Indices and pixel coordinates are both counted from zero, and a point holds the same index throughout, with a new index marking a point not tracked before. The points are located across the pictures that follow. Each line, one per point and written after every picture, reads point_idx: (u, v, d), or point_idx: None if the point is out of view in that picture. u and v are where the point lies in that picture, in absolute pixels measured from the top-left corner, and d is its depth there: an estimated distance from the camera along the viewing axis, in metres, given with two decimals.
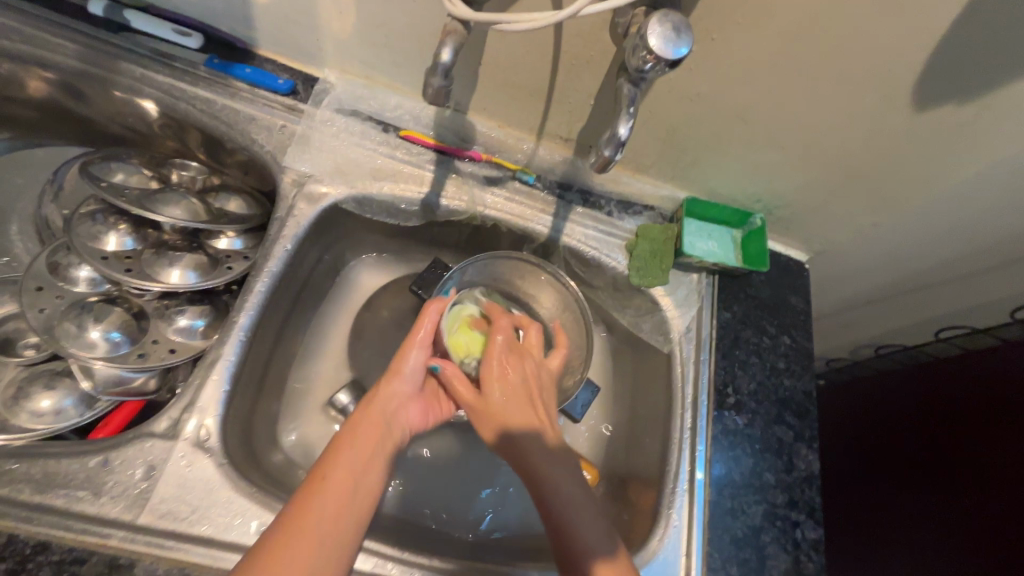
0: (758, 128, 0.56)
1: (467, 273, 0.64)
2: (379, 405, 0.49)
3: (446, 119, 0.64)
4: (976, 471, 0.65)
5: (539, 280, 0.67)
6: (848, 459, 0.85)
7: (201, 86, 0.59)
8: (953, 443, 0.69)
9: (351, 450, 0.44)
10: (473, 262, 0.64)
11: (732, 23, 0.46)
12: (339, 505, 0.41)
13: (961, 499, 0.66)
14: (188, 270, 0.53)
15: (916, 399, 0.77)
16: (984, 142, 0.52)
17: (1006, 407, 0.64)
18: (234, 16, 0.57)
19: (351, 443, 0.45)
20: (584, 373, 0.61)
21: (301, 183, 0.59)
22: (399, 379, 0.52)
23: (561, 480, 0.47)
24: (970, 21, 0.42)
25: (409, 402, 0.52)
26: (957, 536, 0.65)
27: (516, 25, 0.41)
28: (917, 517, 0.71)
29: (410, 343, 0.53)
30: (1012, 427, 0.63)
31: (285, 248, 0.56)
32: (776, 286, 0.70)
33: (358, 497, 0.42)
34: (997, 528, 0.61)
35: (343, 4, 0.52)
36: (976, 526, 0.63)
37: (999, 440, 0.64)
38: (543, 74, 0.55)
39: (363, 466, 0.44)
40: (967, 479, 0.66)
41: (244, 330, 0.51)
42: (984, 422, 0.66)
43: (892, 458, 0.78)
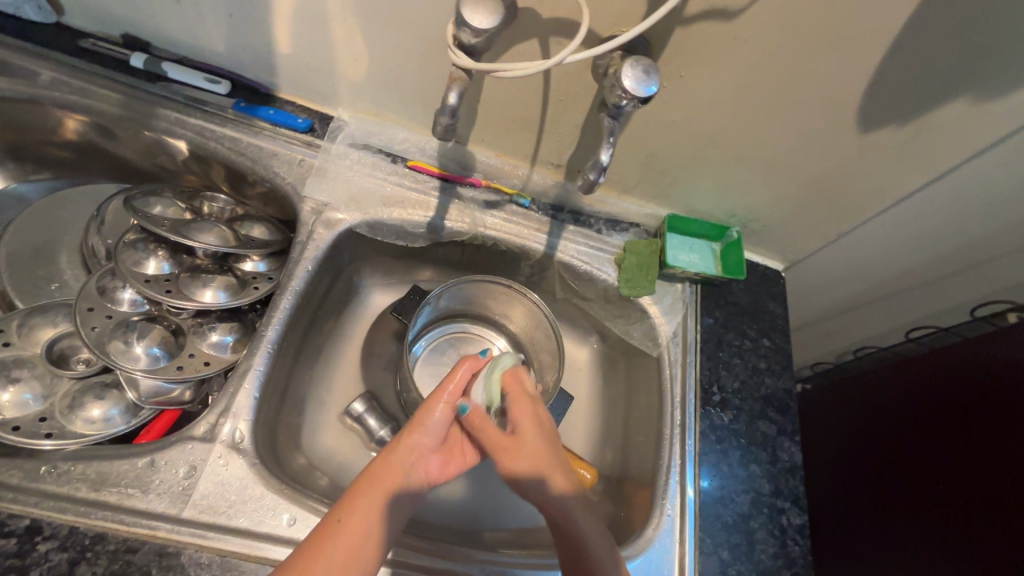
0: (725, 151, 0.63)
1: (443, 300, 0.71)
2: (399, 458, 0.49)
3: (448, 150, 0.71)
4: (949, 457, 0.70)
5: (508, 302, 0.72)
6: (833, 455, 0.90)
7: (229, 127, 0.65)
8: (928, 433, 0.74)
9: (367, 495, 0.46)
10: (445, 291, 0.69)
11: (697, 64, 0.53)
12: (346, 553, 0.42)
13: (939, 484, 0.70)
14: (220, 290, 0.59)
15: (895, 395, 0.82)
16: (923, 159, 0.59)
17: (975, 395, 0.69)
18: (259, 64, 0.65)
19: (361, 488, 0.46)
20: (559, 376, 0.67)
21: (319, 211, 0.65)
22: (422, 433, 0.51)
23: (582, 526, 0.50)
24: (891, 58, 0.49)
25: (429, 455, 0.51)
26: (937, 518, 0.69)
27: (513, 73, 0.47)
28: (900, 506, 0.75)
29: (438, 397, 0.53)
30: (982, 414, 0.68)
31: (306, 269, 0.62)
32: (754, 293, 0.77)
33: (367, 545, 0.44)
34: (969, 507, 0.66)
35: (358, 54, 0.60)
36: (953, 508, 0.68)
37: (969, 426, 0.68)
38: (535, 107, 0.62)
39: (378, 516, 0.45)
40: (942, 466, 0.70)
41: (272, 343, 0.57)
42: (953, 412, 0.71)
43: (875, 452, 0.82)
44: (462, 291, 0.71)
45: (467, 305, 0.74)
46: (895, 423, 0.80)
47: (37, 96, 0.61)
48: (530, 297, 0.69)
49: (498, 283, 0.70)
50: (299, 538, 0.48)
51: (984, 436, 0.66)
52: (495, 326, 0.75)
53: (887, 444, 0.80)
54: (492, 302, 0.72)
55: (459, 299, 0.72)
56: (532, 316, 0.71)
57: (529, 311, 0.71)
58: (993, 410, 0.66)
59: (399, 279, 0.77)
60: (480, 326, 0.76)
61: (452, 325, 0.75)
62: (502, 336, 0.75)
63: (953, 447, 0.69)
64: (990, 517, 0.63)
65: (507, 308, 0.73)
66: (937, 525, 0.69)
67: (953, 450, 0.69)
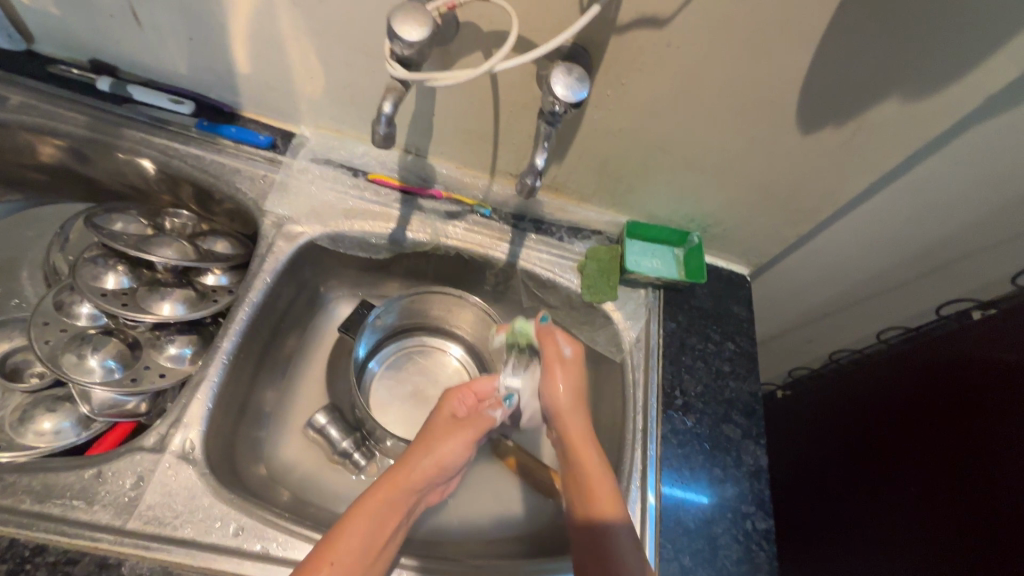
0: (676, 156, 0.64)
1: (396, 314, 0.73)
2: (421, 475, 0.55)
3: (409, 163, 0.72)
4: (951, 462, 0.68)
5: (455, 309, 0.74)
6: (838, 466, 0.88)
7: (193, 146, 0.67)
8: (926, 437, 0.73)
9: (378, 518, 0.50)
10: (393, 305, 0.71)
11: (635, 71, 0.55)
12: (357, 573, 0.46)
13: (946, 489, 0.68)
14: (178, 303, 0.60)
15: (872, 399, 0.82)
16: (867, 157, 0.59)
17: (969, 395, 0.69)
18: (221, 84, 0.67)
19: (375, 509, 0.50)
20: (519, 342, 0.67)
21: (280, 225, 0.67)
22: (449, 457, 0.58)
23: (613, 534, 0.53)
24: (819, 58, 0.51)
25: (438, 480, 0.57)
26: (947, 525, 0.67)
27: (445, 81, 0.48)
28: (905, 513, 0.74)
29: (468, 433, 0.60)
30: (978, 415, 0.67)
31: (264, 281, 0.63)
32: (719, 297, 0.77)
33: (366, 562, 0.47)
34: (973, 511, 0.64)
35: (313, 70, 0.62)
36: (960, 514, 0.66)
37: (966, 428, 0.68)
38: (487, 118, 0.63)
39: (383, 539, 0.49)
40: (946, 471, 0.69)
41: (227, 354, 0.58)
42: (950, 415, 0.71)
43: (875, 460, 0.81)
44: (411, 306, 0.73)
45: (420, 318, 0.75)
46: (892, 429, 0.79)
47: (4, 120, 0.63)
48: (472, 300, 0.72)
49: (447, 294, 0.72)
50: (245, 548, 0.48)
51: (981, 437, 0.65)
52: (446, 333, 0.77)
53: (887, 451, 0.79)
54: (443, 313, 0.75)
55: (411, 315, 0.74)
56: (479, 320, 0.74)
57: (477, 315, 0.74)
58: (990, 410, 0.65)
59: (365, 292, 0.78)
60: (435, 336, 0.77)
61: (409, 338, 0.76)
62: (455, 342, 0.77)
63: (952, 449, 0.69)
64: (996, 520, 0.61)
65: (455, 315, 0.75)
66: (946, 530, 0.67)
67: (953, 454, 0.68)
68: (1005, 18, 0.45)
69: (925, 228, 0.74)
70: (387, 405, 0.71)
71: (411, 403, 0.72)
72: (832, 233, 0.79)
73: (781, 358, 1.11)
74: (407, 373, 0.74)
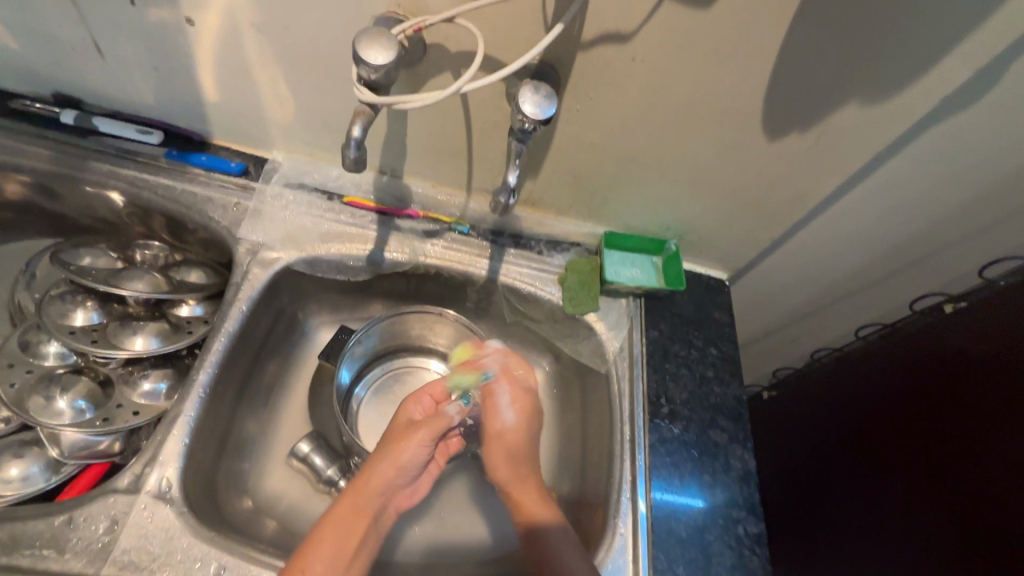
0: (648, 168, 0.65)
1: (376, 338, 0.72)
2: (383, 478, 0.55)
3: (384, 184, 0.72)
4: (949, 455, 0.69)
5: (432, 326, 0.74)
6: (833, 464, 0.89)
7: (162, 175, 0.66)
8: (922, 431, 0.74)
9: (338, 528, 0.51)
10: (371, 330, 0.70)
11: (603, 87, 0.55)
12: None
13: (945, 482, 0.69)
14: (151, 337, 0.59)
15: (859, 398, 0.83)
16: (833, 161, 0.61)
17: (958, 390, 0.70)
18: (190, 113, 0.66)
19: (341, 518, 0.52)
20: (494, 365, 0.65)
21: (255, 252, 0.66)
22: (408, 450, 0.57)
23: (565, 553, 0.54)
24: (780, 69, 0.52)
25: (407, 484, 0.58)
26: (946, 519, 0.68)
27: (413, 104, 0.48)
28: (902, 508, 0.74)
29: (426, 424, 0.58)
30: (973, 408, 0.67)
31: (240, 310, 0.62)
32: (699, 303, 0.77)
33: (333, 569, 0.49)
34: (974, 505, 0.65)
35: (283, 97, 0.62)
36: (959, 508, 0.67)
37: (962, 421, 0.68)
38: (460, 138, 0.64)
39: (343, 544, 0.51)
40: (942, 466, 0.70)
41: (204, 386, 0.56)
42: (941, 409, 0.72)
43: (867, 457, 0.82)
44: (392, 326, 0.72)
45: (399, 341, 0.75)
46: (885, 425, 0.80)
47: None
48: (451, 315, 0.71)
49: (428, 312, 0.72)
50: None
51: (977, 431, 0.66)
52: (425, 351, 0.76)
53: (881, 447, 0.80)
54: (420, 331, 0.74)
55: (393, 336, 0.74)
56: (457, 331, 0.74)
57: (454, 328, 0.73)
58: (986, 403, 0.66)
59: (346, 315, 0.77)
60: (415, 356, 0.76)
61: (389, 362, 0.75)
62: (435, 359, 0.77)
63: (950, 443, 0.69)
64: (996, 511, 0.62)
65: (432, 331, 0.74)
66: (944, 524, 0.68)
67: (951, 446, 0.69)
68: (953, 23, 0.47)
69: (893, 225, 0.76)
70: (372, 430, 0.70)
71: None
72: (806, 235, 0.80)
73: (765, 359, 1.12)
74: (392, 396, 0.73)
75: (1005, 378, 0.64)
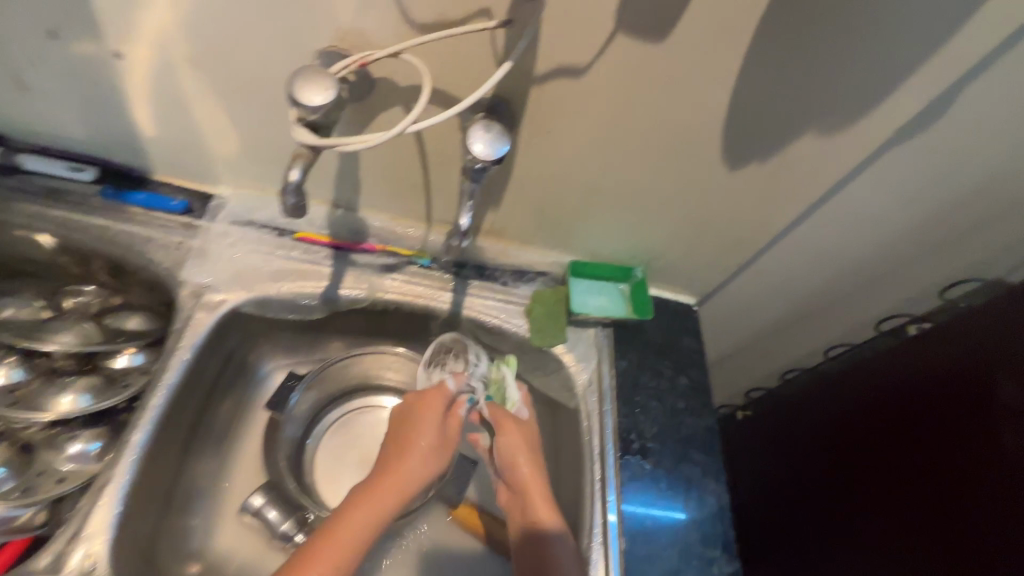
0: (610, 198, 0.63)
1: (328, 379, 0.69)
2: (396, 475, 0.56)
3: (339, 218, 0.69)
4: (924, 478, 0.68)
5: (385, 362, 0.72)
6: (812, 488, 0.87)
7: (96, 215, 0.62)
8: (899, 458, 0.72)
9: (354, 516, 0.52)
10: (321, 372, 0.68)
11: (559, 119, 0.54)
12: (357, 554, 0.50)
13: (924, 517, 0.67)
14: (81, 393, 0.54)
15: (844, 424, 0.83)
16: (793, 191, 0.61)
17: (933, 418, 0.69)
18: (126, 148, 0.62)
19: (370, 508, 0.53)
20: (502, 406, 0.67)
21: (199, 294, 0.62)
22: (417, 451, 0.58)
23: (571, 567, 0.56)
24: (735, 102, 0.51)
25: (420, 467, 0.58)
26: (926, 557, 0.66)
27: (355, 145, 0.44)
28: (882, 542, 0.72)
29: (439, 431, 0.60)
30: (947, 433, 0.66)
31: (182, 359, 0.57)
32: (668, 329, 0.76)
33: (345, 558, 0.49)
34: (955, 544, 0.63)
35: (226, 131, 0.59)
36: (939, 545, 0.65)
37: (938, 450, 0.67)
38: (416, 170, 0.61)
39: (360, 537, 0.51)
40: (921, 500, 0.68)
41: (138, 447, 0.52)
42: (916, 437, 0.70)
43: (844, 480, 0.81)
44: (347, 367, 0.70)
45: (353, 382, 0.72)
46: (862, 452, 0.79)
47: None
48: (400, 352, 0.72)
49: (384, 351, 0.72)
50: None
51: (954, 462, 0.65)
52: (379, 389, 0.73)
53: (857, 470, 0.79)
54: (373, 370, 0.72)
55: (348, 375, 0.71)
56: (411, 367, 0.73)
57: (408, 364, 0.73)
58: (962, 433, 0.65)
59: (304, 354, 0.73)
60: (368, 396, 0.72)
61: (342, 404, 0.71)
62: (389, 397, 0.73)
63: (926, 472, 0.68)
64: (977, 550, 0.60)
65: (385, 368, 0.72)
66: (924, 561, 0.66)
67: (929, 473, 0.68)
68: (905, 56, 0.47)
69: (857, 246, 0.76)
70: (330, 477, 0.67)
71: (359, 471, 0.68)
72: (772, 257, 0.80)
73: (739, 376, 1.12)
74: (352, 438, 0.70)
75: (981, 400, 0.64)
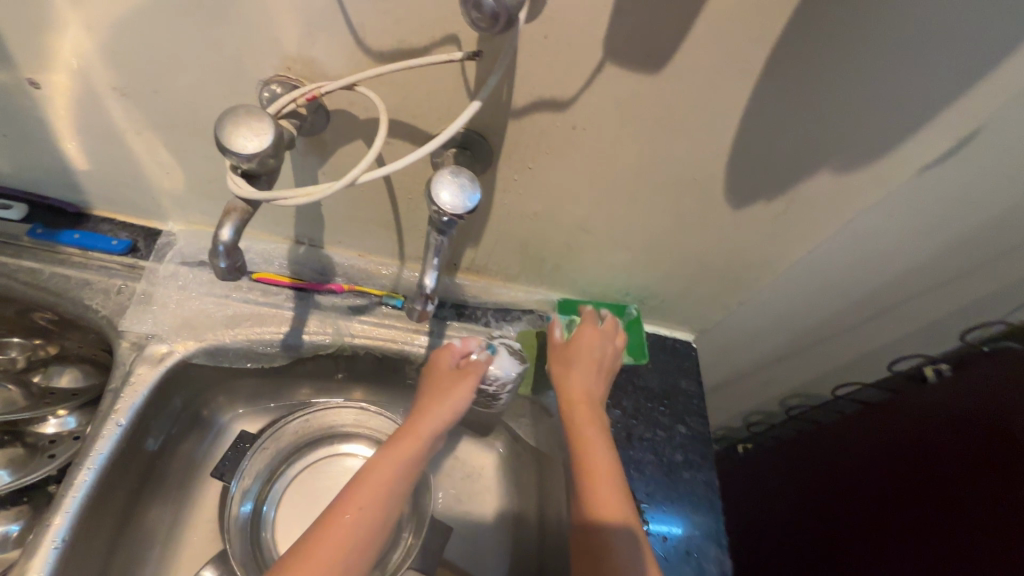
0: (600, 236, 0.57)
1: (286, 434, 0.62)
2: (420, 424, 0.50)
3: (301, 255, 0.63)
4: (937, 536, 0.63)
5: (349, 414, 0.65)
6: (823, 543, 0.80)
7: (25, 258, 0.55)
8: (911, 513, 0.67)
9: (377, 473, 0.46)
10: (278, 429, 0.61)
11: (541, 155, 0.48)
12: (380, 514, 0.44)
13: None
14: (1, 468, 0.50)
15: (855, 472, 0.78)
16: (800, 230, 0.55)
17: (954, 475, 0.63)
18: (59, 183, 0.56)
19: (391, 460, 0.47)
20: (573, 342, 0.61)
21: (141, 345, 0.55)
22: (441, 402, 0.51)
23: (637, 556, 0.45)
24: (739, 139, 0.45)
25: (443, 416, 0.51)
26: None
27: (296, 199, 0.37)
28: None
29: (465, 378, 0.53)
30: (969, 492, 0.61)
31: (117, 426, 0.51)
32: (664, 372, 0.70)
33: (366, 521, 0.43)
34: None
35: (168, 166, 0.52)
36: None
37: (955, 508, 0.62)
38: (384, 207, 0.55)
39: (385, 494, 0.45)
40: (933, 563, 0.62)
41: (58, 538, 0.46)
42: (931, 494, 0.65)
43: (856, 534, 0.74)
44: (309, 420, 0.63)
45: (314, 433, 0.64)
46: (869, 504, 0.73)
47: None
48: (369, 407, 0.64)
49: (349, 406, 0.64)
50: None
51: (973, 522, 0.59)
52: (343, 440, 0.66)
53: (867, 521, 0.73)
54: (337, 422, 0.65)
55: (308, 428, 0.64)
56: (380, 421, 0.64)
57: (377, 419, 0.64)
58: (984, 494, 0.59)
59: (266, 403, 0.66)
60: (330, 447, 0.65)
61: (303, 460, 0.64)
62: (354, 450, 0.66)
63: (940, 531, 0.62)
64: None
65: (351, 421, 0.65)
66: None
67: (943, 532, 0.62)
68: (935, 92, 0.41)
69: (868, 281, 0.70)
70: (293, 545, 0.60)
71: None
72: None
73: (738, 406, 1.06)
74: (318, 499, 0.62)
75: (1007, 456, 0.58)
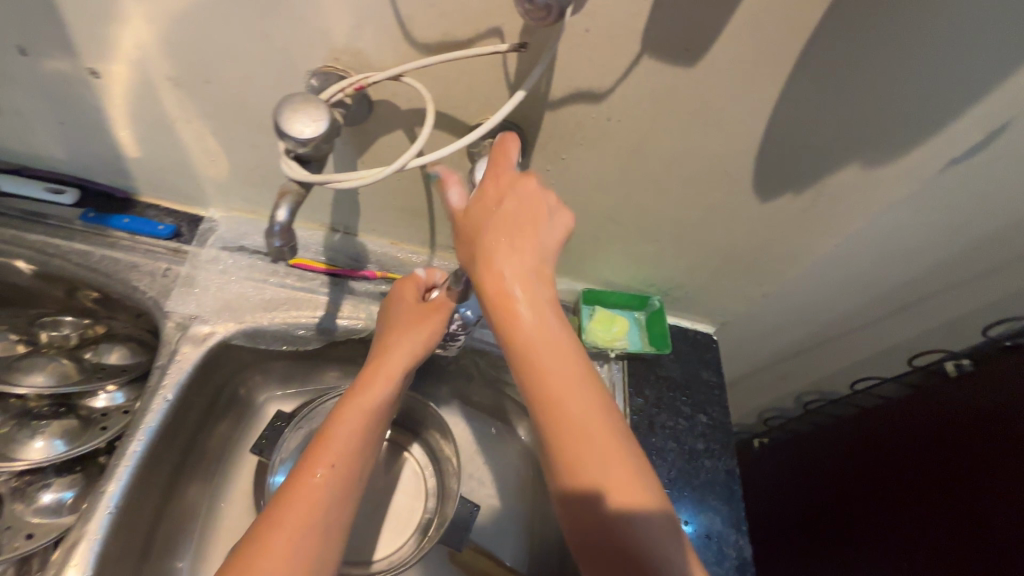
0: (627, 227, 0.59)
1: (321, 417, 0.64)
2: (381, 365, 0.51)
3: (336, 243, 0.65)
4: (969, 530, 0.63)
5: None
6: (844, 536, 0.80)
7: (76, 241, 0.58)
8: (939, 508, 0.67)
9: (341, 424, 0.48)
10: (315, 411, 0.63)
11: (575, 145, 0.49)
12: (354, 458, 0.47)
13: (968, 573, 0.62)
14: (55, 438, 0.52)
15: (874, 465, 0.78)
16: (826, 223, 0.56)
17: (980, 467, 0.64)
18: (110, 169, 0.58)
19: (355, 405, 0.49)
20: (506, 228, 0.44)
21: (185, 326, 0.58)
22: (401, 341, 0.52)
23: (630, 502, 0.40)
24: (770, 132, 0.46)
25: (406, 355, 0.52)
26: None
27: (347, 182, 0.40)
28: None
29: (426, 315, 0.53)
30: (997, 486, 0.61)
31: (164, 401, 0.53)
32: (686, 363, 0.71)
33: (337, 471, 0.45)
34: None
35: (214, 153, 0.54)
36: None
37: (985, 501, 0.62)
38: (419, 196, 0.57)
39: (353, 439, 0.47)
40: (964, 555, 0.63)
41: (112, 504, 0.48)
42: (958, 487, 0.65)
43: (881, 528, 0.75)
44: None
45: None
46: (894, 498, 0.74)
47: None
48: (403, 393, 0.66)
49: None
50: None
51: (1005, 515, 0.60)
52: None
53: (891, 515, 0.73)
54: None
55: None
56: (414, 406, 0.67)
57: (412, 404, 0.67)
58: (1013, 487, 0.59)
59: (299, 385, 0.69)
60: None
61: None
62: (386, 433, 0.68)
63: (970, 525, 0.63)
64: None
65: None
66: None
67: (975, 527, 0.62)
68: (966, 87, 0.42)
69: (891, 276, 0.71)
70: None
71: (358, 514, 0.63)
72: None
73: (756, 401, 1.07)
74: None
75: None
